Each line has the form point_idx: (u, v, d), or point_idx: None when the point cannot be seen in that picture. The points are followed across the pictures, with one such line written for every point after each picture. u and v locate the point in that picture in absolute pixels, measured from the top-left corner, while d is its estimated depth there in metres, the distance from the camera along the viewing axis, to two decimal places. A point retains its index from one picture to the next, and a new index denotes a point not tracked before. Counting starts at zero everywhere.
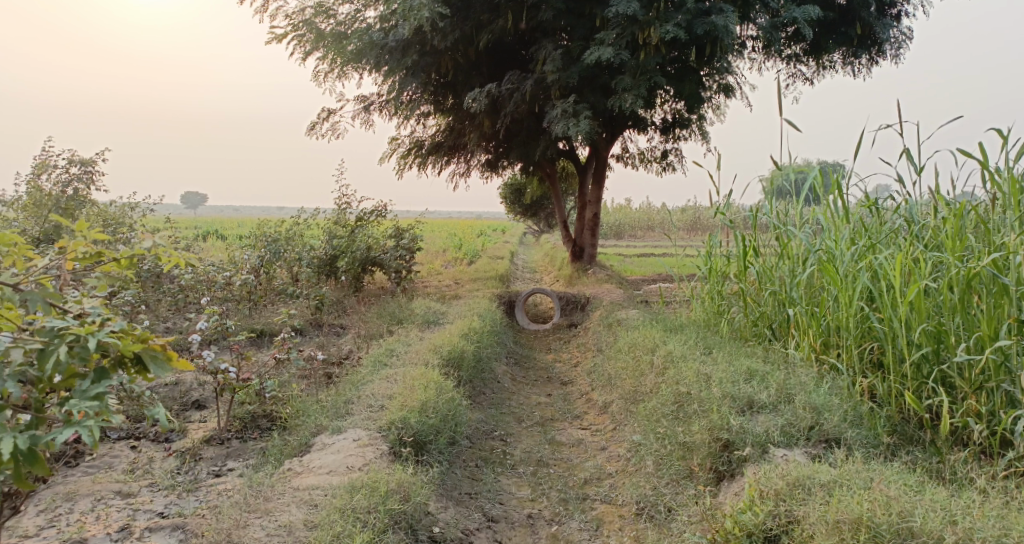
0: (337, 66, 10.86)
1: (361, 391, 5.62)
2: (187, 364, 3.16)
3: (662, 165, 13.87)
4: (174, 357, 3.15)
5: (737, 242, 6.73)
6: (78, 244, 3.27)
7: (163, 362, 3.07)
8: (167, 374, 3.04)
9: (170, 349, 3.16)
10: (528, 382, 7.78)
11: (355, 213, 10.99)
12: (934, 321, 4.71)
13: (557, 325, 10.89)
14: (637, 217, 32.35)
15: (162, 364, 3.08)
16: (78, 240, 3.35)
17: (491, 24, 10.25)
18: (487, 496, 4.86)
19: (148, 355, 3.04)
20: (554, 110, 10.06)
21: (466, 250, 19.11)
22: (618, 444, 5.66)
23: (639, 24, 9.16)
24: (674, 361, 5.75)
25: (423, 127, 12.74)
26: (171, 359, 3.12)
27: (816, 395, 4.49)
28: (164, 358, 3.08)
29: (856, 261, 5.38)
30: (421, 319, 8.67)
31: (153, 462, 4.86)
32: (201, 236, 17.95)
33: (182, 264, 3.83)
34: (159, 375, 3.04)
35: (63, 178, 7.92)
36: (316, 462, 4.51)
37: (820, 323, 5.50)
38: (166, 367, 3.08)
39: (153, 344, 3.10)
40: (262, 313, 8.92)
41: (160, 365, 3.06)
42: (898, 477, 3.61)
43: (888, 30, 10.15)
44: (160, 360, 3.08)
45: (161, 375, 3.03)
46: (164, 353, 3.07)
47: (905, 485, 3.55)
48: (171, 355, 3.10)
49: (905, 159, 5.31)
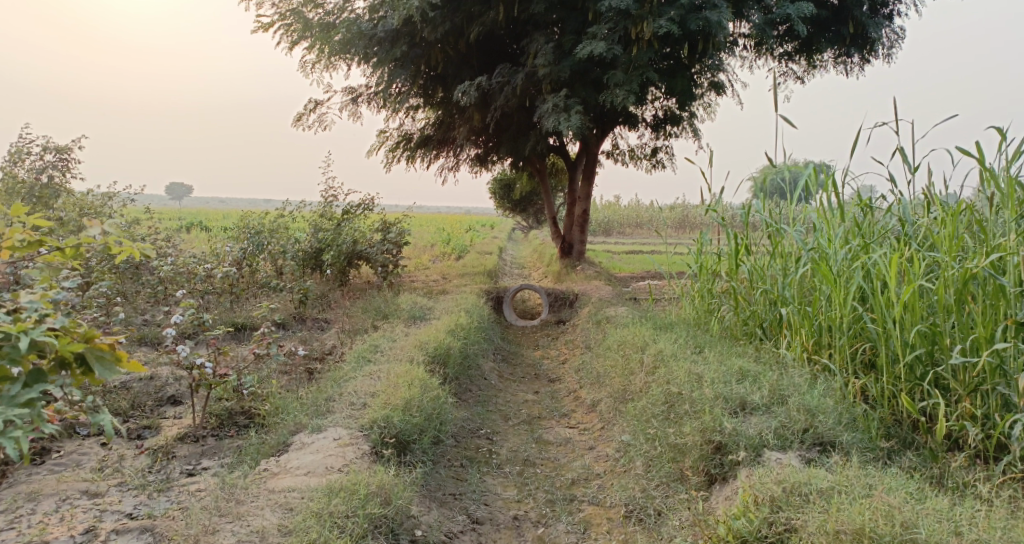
0: (324, 56, 10.69)
1: (342, 388, 5.47)
2: (139, 365, 3.03)
3: (652, 162, 13.77)
4: (123, 357, 2.99)
5: (729, 239, 6.61)
6: (14, 229, 3.12)
7: (110, 363, 2.93)
8: (113, 376, 2.91)
9: (119, 350, 3.02)
10: (515, 379, 7.66)
11: (341, 206, 10.81)
12: (929, 322, 4.63)
13: (545, 322, 10.77)
14: (625, 214, 32.26)
15: (108, 364, 2.94)
16: (16, 225, 3.20)
17: (481, 16, 10.07)
18: (471, 497, 4.72)
19: (93, 355, 2.91)
20: (545, 104, 9.92)
21: (454, 245, 18.93)
22: (606, 443, 5.54)
23: (632, 18, 9.06)
24: (664, 360, 5.62)
25: (411, 120, 12.57)
26: (119, 360, 2.98)
27: (810, 396, 4.38)
28: (111, 359, 2.95)
29: (850, 260, 5.28)
30: (407, 314, 8.52)
31: (125, 459, 4.70)
32: (186, 228, 17.69)
33: (136, 255, 3.65)
34: (103, 376, 2.90)
35: (38, 165, 7.70)
36: (294, 463, 4.35)
37: (812, 323, 5.39)
38: (114, 368, 2.94)
39: (99, 343, 2.94)
40: (245, 306, 8.74)
41: (106, 366, 2.92)
42: (898, 485, 3.50)
43: (880, 29, 10.06)
44: (106, 361, 2.93)
45: (106, 377, 2.90)
46: (110, 353, 2.94)
47: (906, 494, 3.44)
48: (119, 356, 2.96)
49: (901, 156, 5.20)
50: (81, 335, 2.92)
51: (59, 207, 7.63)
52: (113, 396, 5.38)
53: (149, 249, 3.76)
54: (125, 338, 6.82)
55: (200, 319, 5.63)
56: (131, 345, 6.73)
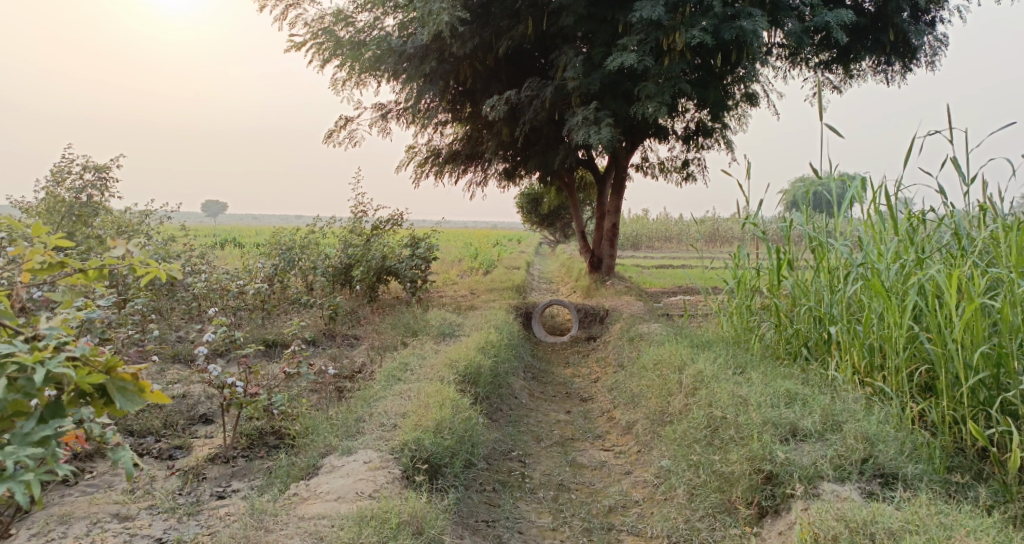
0: (355, 74, 10.64)
1: (373, 408, 5.31)
2: (163, 395, 2.90)
3: (683, 175, 13.54)
4: (147, 387, 2.86)
5: (770, 255, 6.36)
6: (33, 251, 3.04)
7: (132, 394, 2.82)
8: (134, 407, 2.79)
9: (144, 379, 2.90)
10: (546, 397, 7.46)
11: (371, 221, 10.73)
12: (993, 344, 4.39)
13: (575, 338, 10.56)
14: (654, 228, 31.92)
15: (131, 396, 2.82)
16: (37, 247, 3.12)
17: (511, 30, 9.98)
18: (505, 525, 4.54)
19: (115, 386, 2.79)
20: (576, 118, 9.77)
21: (483, 260, 18.81)
22: (644, 468, 5.32)
23: (664, 29, 8.84)
24: (705, 382, 5.39)
25: (440, 135, 12.48)
26: (143, 390, 2.85)
27: (867, 423, 4.16)
28: (134, 390, 2.82)
29: (903, 277, 5.03)
30: (437, 330, 8.37)
31: (155, 481, 4.59)
32: (218, 244, 17.77)
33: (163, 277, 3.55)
34: (125, 408, 2.78)
35: (77, 185, 7.65)
36: (324, 487, 4.20)
37: (863, 343, 5.13)
38: (136, 399, 2.82)
39: (122, 373, 2.82)
40: (276, 322, 8.66)
41: (129, 397, 2.81)
42: (978, 526, 3.28)
43: (922, 36, 9.77)
44: (128, 392, 2.81)
45: (128, 407, 2.78)
46: (133, 384, 2.82)
47: (988, 538, 3.19)
48: (142, 386, 2.83)
49: (954, 168, 4.98)
50: (103, 365, 2.80)
51: (97, 225, 7.61)
52: (143, 416, 5.29)
53: (174, 270, 3.68)
54: (158, 356, 6.75)
55: (230, 337, 5.53)
56: (163, 363, 6.66)
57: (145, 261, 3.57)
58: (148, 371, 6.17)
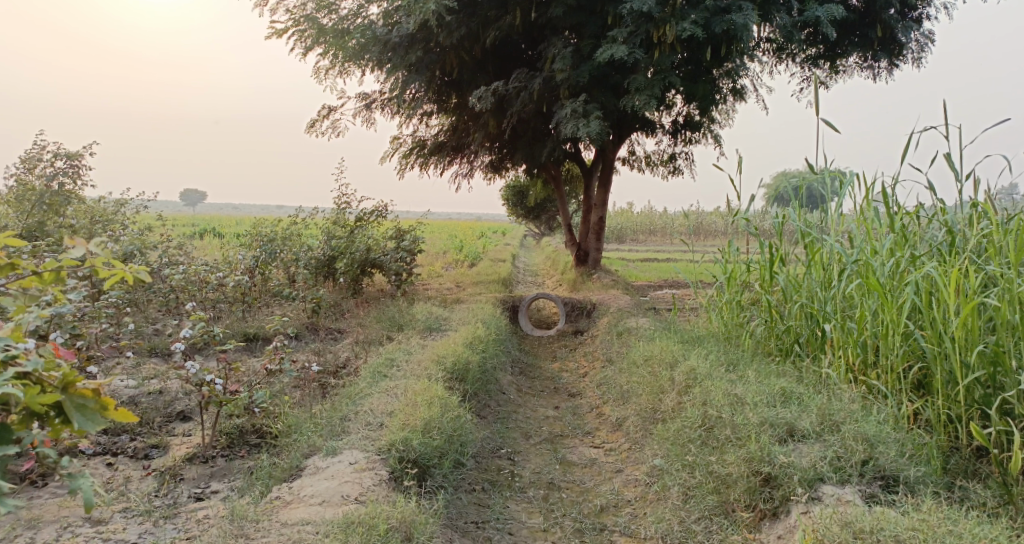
0: (339, 62, 10.44)
1: (358, 407, 5.16)
2: (123, 411, 2.90)
3: (670, 168, 13.45)
4: (109, 405, 2.85)
5: (762, 251, 6.24)
6: None
7: (92, 413, 2.81)
8: (95, 427, 2.78)
9: (104, 394, 2.88)
10: (534, 393, 7.34)
11: (355, 213, 10.56)
12: (990, 343, 4.32)
13: (562, 331, 10.45)
14: (639, 221, 31.85)
15: (91, 414, 2.81)
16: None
17: (499, 20, 9.82)
18: (495, 527, 4.43)
19: (75, 404, 2.78)
20: (564, 110, 9.63)
21: (468, 252, 18.68)
22: (636, 466, 5.22)
23: (654, 21, 8.73)
24: (698, 380, 5.29)
25: (426, 126, 12.30)
26: (104, 408, 2.85)
27: (865, 423, 4.10)
28: (95, 408, 2.82)
29: (898, 273, 4.94)
30: (422, 324, 8.22)
31: (131, 482, 4.44)
32: (199, 235, 17.50)
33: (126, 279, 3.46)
34: (85, 427, 2.78)
35: (49, 172, 7.43)
36: (307, 491, 4.06)
37: (857, 340, 5.03)
38: (97, 418, 2.82)
39: (83, 390, 2.80)
40: (257, 315, 8.49)
41: (88, 415, 2.80)
42: (982, 533, 3.23)
43: (909, 33, 9.65)
44: (88, 410, 2.80)
45: (88, 427, 2.77)
46: (94, 402, 2.81)
47: None
48: (104, 404, 2.83)
49: (948, 163, 4.91)
50: (59, 382, 2.76)
51: (70, 215, 7.40)
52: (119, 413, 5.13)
53: (141, 272, 3.55)
54: (134, 350, 6.57)
55: (209, 332, 5.36)
56: (140, 357, 6.48)
57: (109, 261, 3.46)
58: (123, 366, 6.00)
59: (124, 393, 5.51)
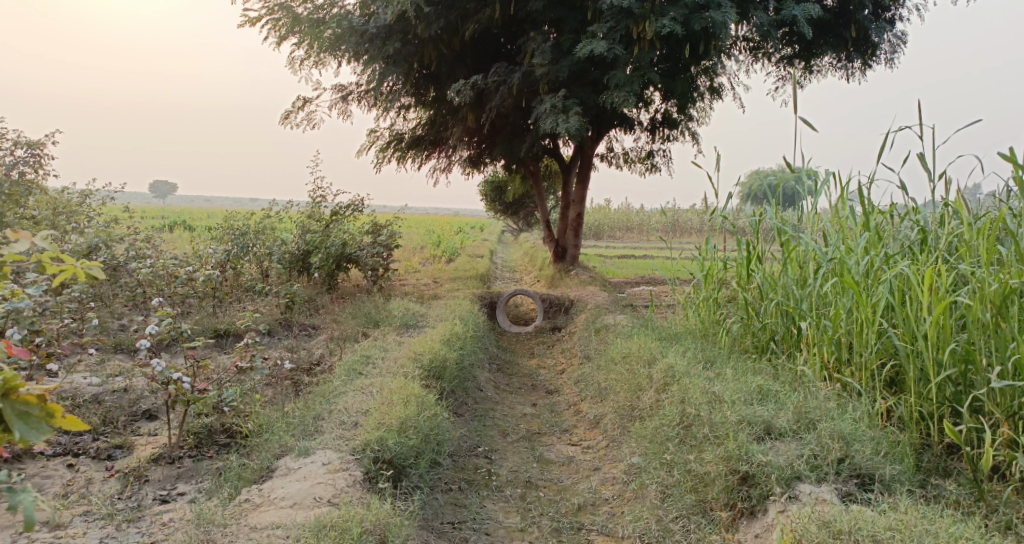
0: (314, 53, 10.32)
1: (332, 406, 5.09)
2: (74, 420, 2.68)
3: (647, 165, 13.46)
4: (56, 412, 2.62)
5: (739, 248, 6.22)
6: None
7: (36, 420, 2.56)
8: (39, 436, 2.54)
9: (51, 400, 2.65)
10: (511, 390, 7.30)
11: (330, 207, 10.45)
12: (963, 340, 4.33)
13: (540, 328, 10.41)
14: (616, 218, 31.91)
15: (35, 422, 2.57)
16: None
17: (478, 13, 9.75)
18: (472, 527, 4.39)
19: (17, 411, 2.54)
20: (543, 105, 9.58)
21: (446, 247, 18.61)
22: (613, 464, 5.20)
23: (634, 17, 8.70)
24: (676, 377, 5.27)
25: (404, 120, 12.20)
26: (50, 415, 2.61)
27: (841, 421, 4.12)
28: (39, 415, 2.58)
29: (873, 271, 4.94)
30: (399, 321, 8.14)
31: (92, 485, 4.36)
32: (171, 229, 17.25)
33: (82, 277, 3.16)
34: (28, 435, 2.54)
35: (9, 161, 7.28)
36: (278, 493, 4.00)
37: (831, 338, 5.02)
38: (44, 427, 2.58)
39: (26, 395, 2.56)
40: (230, 311, 8.37)
41: (32, 423, 2.56)
42: (957, 533, 3.25)
43: (882, 33, 9.73)
44: (31, 418, 2.56)
45: (31, 436, 2.53)
46: (38, 408, 2.57)
47: None
48: (50, 411, 2.59)
49: (921, 163, 4.93)
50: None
51: (31, 205, 7.28)
52: (82, 412, 5.03)
53: (93, 269, 3.28)
54: (99, 346, 6.44)
55: (178, 328, 5.27)
56: (106, 353, 6.37)
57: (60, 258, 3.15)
58: (87, 364, 5.91)
59: (89, 391, 5.39)
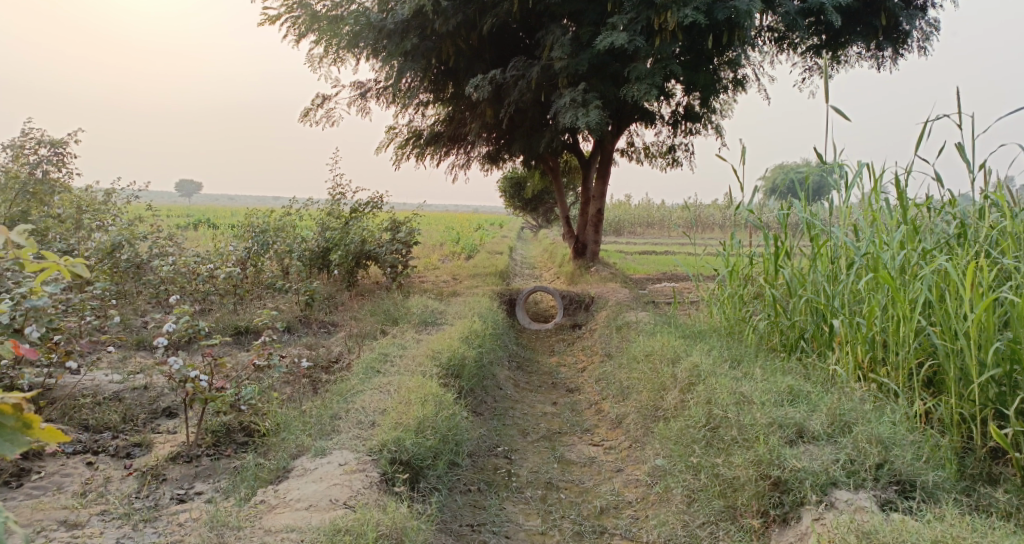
0: (333, 49, 10.23)
1: (349, 404, 4.98)
2: (53, 431, 2.56)
3: (669, 159, 13.24)
4: (34, 423, 2.52)
5: (766, 243, 6.01)
6: None
7: (11, 432, 2.45)
8: (14, 449, 2.42)
9: (31, 411, 2.56)
10: (531, 388, 7.17)
11: (350, 204, 10.37)
12: (1006, 338, 4.14)
13: (559, 325, 10.26)
14: (636, 214, 31.64)
15: (10, 434, 2.46)
16: None
17: (497, 7, 9.59)
18: (491, 530, 4.26)
19: None
20: (564, 99, 9.42)
21: (465, 244, 18.54)
22: (636, 466, 5.05)
23: (655, 9, 8.50)
24: (702, 377, 5.11)
25: (422, 116, 12.08)
26: (28, 426, 2.51)
27: (878, 424, 3.98)
28: (14, 426, 2.47)
29: (909, 267, 4.74)
30: (418, 318, 8.03)
31: (111, 482, 4.28)
32: (192, 227, 17.29)
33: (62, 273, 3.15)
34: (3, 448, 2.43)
35: (32, 160, 7.23)
36: (294, 494, 3.89)
37: (865, 336, 4.81)
38: (19, 439, 2.46)
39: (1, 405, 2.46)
40: (249, 308, 8.30)
41: (6, 436, 2.44)
42: None
43: (914, 20, 9.47)
44: (6, 430, 2.45)
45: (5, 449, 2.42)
46: (13, 419, 2.47)
47: None
48: (26, 421, 2.49)
49: (959, 153, 4.73)
50: None
51: (56, 204, 7.27)
52: (102, 410, 4.96)
53: (76, 264, 3.23)
54: (119, 344, 6.39)
55: (194, 327, 5.19)
56: (126, 351, 6.32)
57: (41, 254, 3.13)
58: (107, 362, 5.85)
59: (108, 389, 5.33)
